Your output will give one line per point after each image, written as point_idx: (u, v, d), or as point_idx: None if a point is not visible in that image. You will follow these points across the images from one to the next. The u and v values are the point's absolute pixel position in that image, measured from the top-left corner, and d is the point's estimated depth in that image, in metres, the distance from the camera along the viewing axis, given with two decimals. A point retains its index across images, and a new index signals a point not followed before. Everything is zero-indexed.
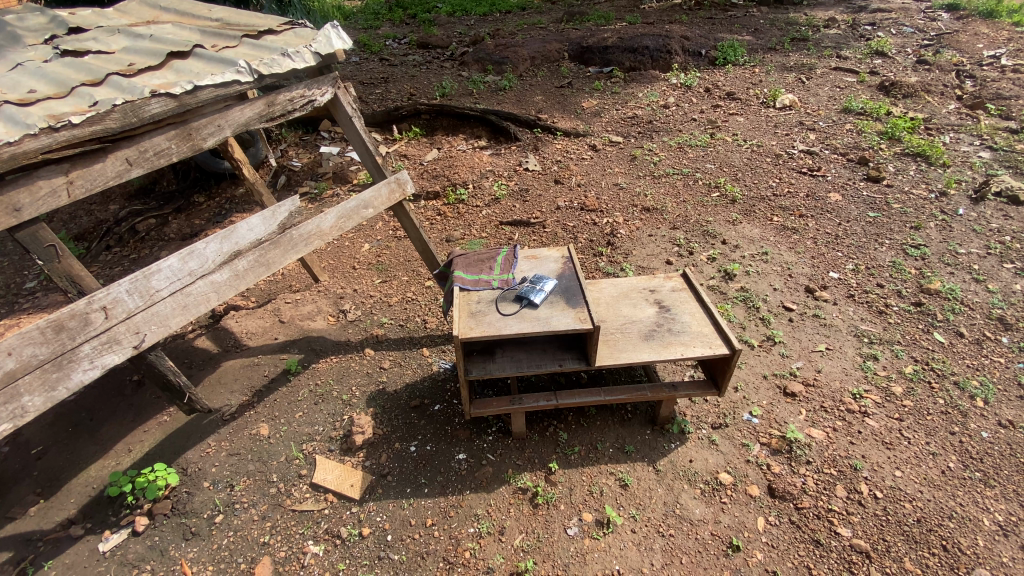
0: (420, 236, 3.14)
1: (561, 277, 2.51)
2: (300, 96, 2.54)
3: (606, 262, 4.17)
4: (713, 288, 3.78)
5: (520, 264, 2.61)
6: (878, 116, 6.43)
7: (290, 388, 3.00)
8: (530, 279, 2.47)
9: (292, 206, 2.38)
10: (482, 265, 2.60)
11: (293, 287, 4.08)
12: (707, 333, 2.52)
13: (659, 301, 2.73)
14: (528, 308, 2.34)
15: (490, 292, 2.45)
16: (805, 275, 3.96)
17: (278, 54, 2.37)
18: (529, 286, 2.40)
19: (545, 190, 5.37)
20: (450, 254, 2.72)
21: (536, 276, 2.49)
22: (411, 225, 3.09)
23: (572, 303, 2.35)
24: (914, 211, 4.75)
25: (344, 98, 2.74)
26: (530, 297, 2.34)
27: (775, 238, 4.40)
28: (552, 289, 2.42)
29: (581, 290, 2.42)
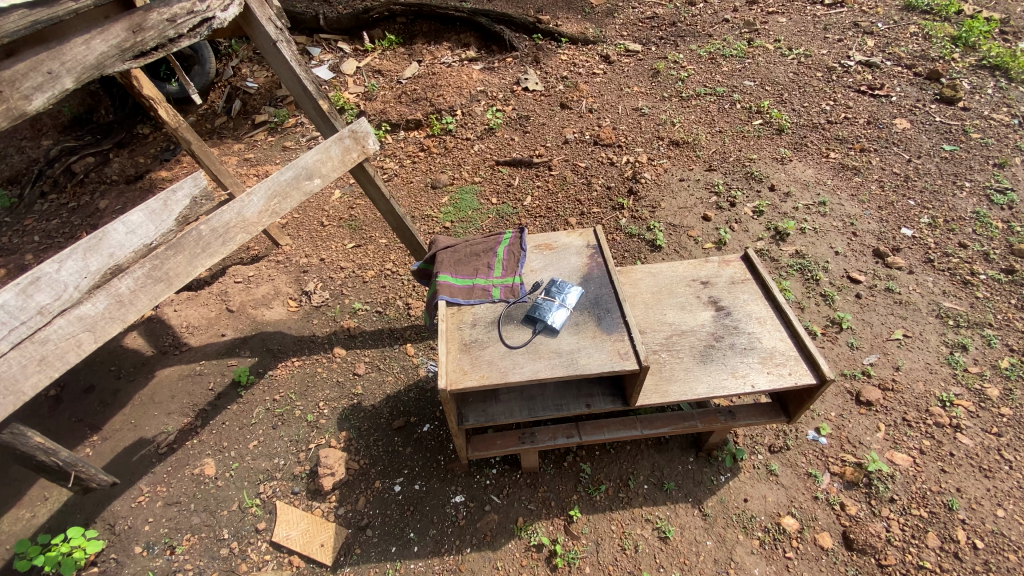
0: (393, 209, 2.33)
1: (588, 282, 1.80)
2: (186, 11, 1.65)
3: (628, 219, 3.41)
4: (763, 254, 3.09)
5: (529, 260, 1.88)
6: (949, 15, 5.28)
7: (241, 406, 2.41)
8: (546, 287, 1.77)
9: (192, 185, 1.64)
10: (477, 263, 1.87)
11: (248, 256, 3.34)
12: (784, 352, 1.88)
13: (715, 301, 2.05)
14: (545, 334, 1.65)
15: (489, 308, 1.74)
16: (872, 233, 3.26)
17: None
18: (544, 301, 1.70)
19: (550, 117, 4.41)
20: (432, 244, 1.97)
21: (553, 280, 1.78)
22: (380, 195, 2.28)
23: (606, 326, 1.66)
24: (997, 142, 3.90)
25: (263, 12, 1.83)
26: (547, 318, 1.64)
27: (831, 183, 3.62)
28: (577, 302, 1.72)
29: (618, 303, 1.73)
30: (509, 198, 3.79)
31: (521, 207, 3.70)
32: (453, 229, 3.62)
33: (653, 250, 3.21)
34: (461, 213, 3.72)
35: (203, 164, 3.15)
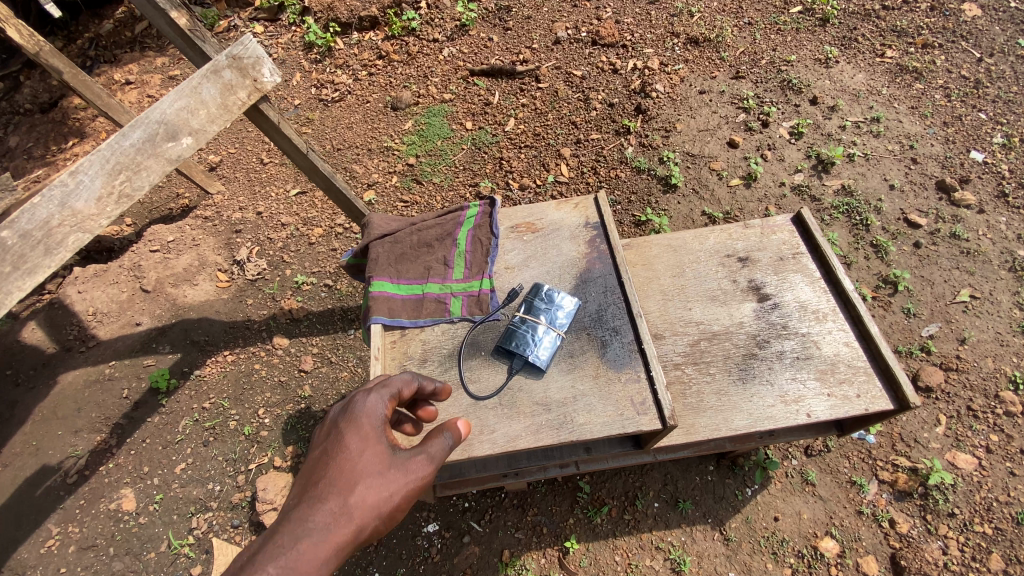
0: (314, 163, 1.66)
1: (585, 286, 1.28)
2: None
3: (636, 147, 2.74)
4: (801, 192, 2.51)
5: (503, 254, 1.35)
6: None
7: (164, 418, 1.99)
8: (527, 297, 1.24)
9: None
10: (430, 262, 1.33)
11: (178, 209, 2.73)
12: (849, 362, 1.40)
13: (757, 287, 1.52)
14: (525, 375, 1.15)
15: (447, 333, 1.23)
16: (934, 159, 2.66)
17: None
18: (523, 324, 1.18)
19: (536, 8, 3.50)
20: (366, 229, 1.40)
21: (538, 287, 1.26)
22: (294, 147, 1.60)
23: (613, 360, 1.15)
24: None
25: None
26: (525, 353, 1.14)
27: (887, 91, 2.92)
28: (570, 323, 1.20)
29: (630, 321, 1.21)
30: (487, 120, 3.03)
31: (503, 133, 2.96)
32: (419, 165, 2.95)
33: (666, 191, 2.57)
34: (428, 144, 3.01)
35: (91, 101, 2.48)
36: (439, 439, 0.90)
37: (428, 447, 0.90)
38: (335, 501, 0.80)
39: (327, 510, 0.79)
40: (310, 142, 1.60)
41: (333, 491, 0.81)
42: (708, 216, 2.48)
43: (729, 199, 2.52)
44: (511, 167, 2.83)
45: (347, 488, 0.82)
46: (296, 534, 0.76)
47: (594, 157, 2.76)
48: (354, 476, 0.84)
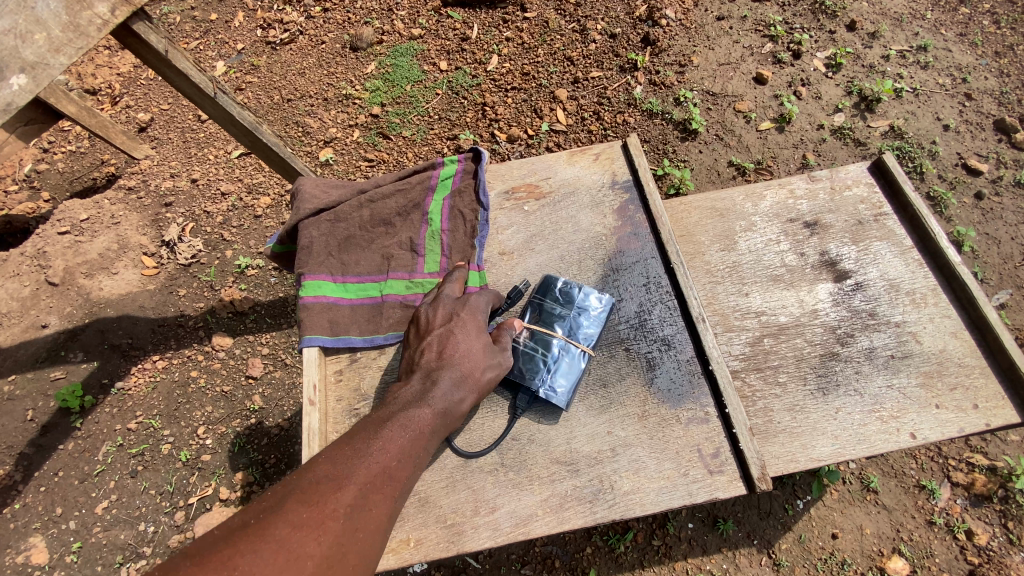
0: (227, 110, 1.26)
1: (609, 287, 1.06)
2: None
3: (645, 87, 2.29)
4: (843, 136, 2.11)
5: (489, 243, 1.12)
6: None
7: (80, 444, 1.61)
8: (541, 310, 1.02)
9: None
10: (387, 256, 1.10)
11: (101, 179, 2.19)
12: (960, 362, 1.06)
13: (834, 262, 1.15)
14: (538, 415, 0.96)
15: None
16: (992, 93, 2.27)
17: None
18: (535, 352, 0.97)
19: None
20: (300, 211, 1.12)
21: (557, 295, 1.02)
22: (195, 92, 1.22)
23: (648, 394, 0.96)
24: None
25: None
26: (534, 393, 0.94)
27: (935, 13, 2.47)
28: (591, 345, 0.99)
29: (665, 341, 1.01)
30: (464, 59, 2.54)
31: (484, 74, 2.48)
32: (386, 116, 2.46)
33: (683, 138, 2.16)
34: (395, 89, 2.52)
35: None
36: (512, 334, 0.97)
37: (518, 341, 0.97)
38: (466, 371, 0.88)
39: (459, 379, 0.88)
40: (214, 79, 1.21)
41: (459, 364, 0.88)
42: (735, 167, 2.08)
43: (759, 146, 2.12)
44: (497, 114, 2.36)
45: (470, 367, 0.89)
46: (438, 393, 0.85)
47: (596, 99, 2.31)
48: (475, 353, 0.91)
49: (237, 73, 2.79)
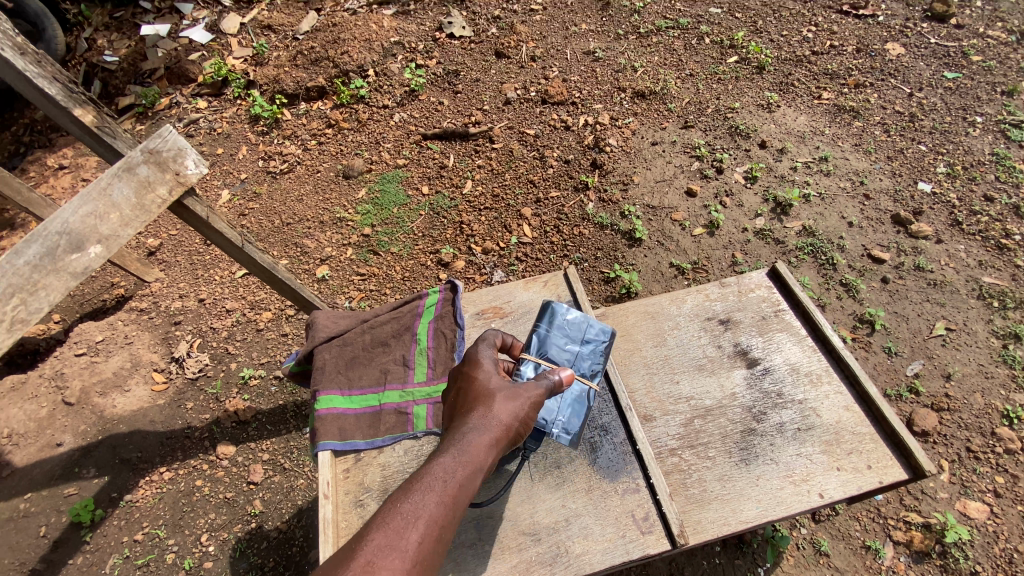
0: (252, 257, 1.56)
1: None
2: None
3: (597, 203, 2.71)
4: (765, 236, 2.50)
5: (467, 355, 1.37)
6: None
7: (88, 559, 1.70)
8: (556, 343, 1.18)
9: None
10: (385, 371, 1.34)
11: (112, 301, 2.40)
12: (854, 430, 1.29)
13: (744, 351, 1.43)
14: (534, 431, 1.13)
15: (401, 449, 1.23)
16: (887, 192, 2.69)
17: None
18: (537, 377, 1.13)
19: (484, 72, 3.53)
20: (312, 339, 1.39)
21: (572, 330, 1.20)
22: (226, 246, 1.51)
23: (597, 473, 1.18)
24: (999, 65, 3.52)
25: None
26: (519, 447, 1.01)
27: (830, 131, 2.99)
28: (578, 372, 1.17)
29: (606, 426, 1.24)
30: (443, 183, 2.96)
31: (460, 196, 2.88)
32: (375, 235, 2.82)
33: (631, 245, 2.55)
34: (384, 211, 2.90)
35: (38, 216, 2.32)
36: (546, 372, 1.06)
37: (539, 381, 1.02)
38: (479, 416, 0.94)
39: (479, 424, 0.94)
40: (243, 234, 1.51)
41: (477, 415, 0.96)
42: (676, 267, 2.46)
43: (695, 249, 2.51)
44: (472, 230, 2.73)
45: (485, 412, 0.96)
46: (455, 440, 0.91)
47: (556, 214, 2.71)
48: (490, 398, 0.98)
49: (241, 200, 3.17)
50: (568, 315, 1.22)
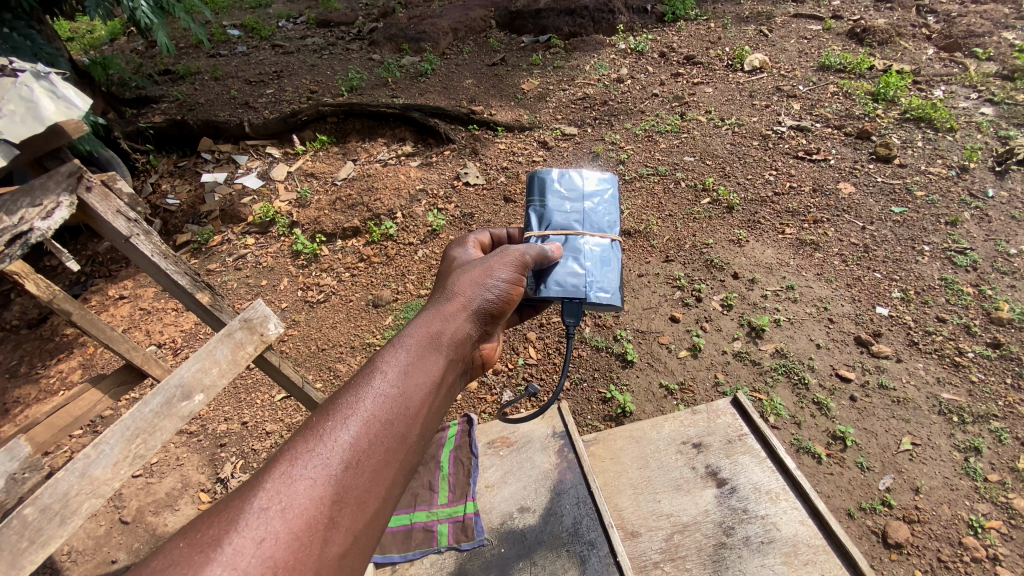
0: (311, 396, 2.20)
1: (558, 503, 1.58)
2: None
3: (594, 329, 3.10)
4: (742, 358, 2.85)
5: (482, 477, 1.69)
6: (862, 73, 5.44)
7: None
8: (551, 209, 1.74)
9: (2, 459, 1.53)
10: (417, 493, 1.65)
11: None
12: (809, 542, 1.52)
13: (714, 471, 1.70)
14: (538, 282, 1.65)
15: (428, 563, 1.49)
16: (848, 316, 3.06)
17: None
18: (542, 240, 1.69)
19: (494, 214, 4.15)
20: None
21: (562, 193, 1.78)
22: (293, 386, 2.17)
23: None
24: (942, 198, 3.97)
25: (114, 205, 1.67)
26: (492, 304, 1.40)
27: (794, 262, 3.44)
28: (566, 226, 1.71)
29: (595, 540, 1.48)
30: None
31: None
32: None
33: (624, 366, 2.90)
34: None
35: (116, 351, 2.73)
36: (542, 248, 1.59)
37: (508, 263, 1.45)
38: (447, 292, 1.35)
39: (453, 300, 1.33)
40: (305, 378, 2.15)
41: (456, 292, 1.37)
42: (665, 387, 2.79)
43: (680, 370, 2.85)
44: None
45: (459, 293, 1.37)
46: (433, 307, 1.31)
47: (557, 338, 3.11)
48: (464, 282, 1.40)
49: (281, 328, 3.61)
50: (559, 183, 1.79)
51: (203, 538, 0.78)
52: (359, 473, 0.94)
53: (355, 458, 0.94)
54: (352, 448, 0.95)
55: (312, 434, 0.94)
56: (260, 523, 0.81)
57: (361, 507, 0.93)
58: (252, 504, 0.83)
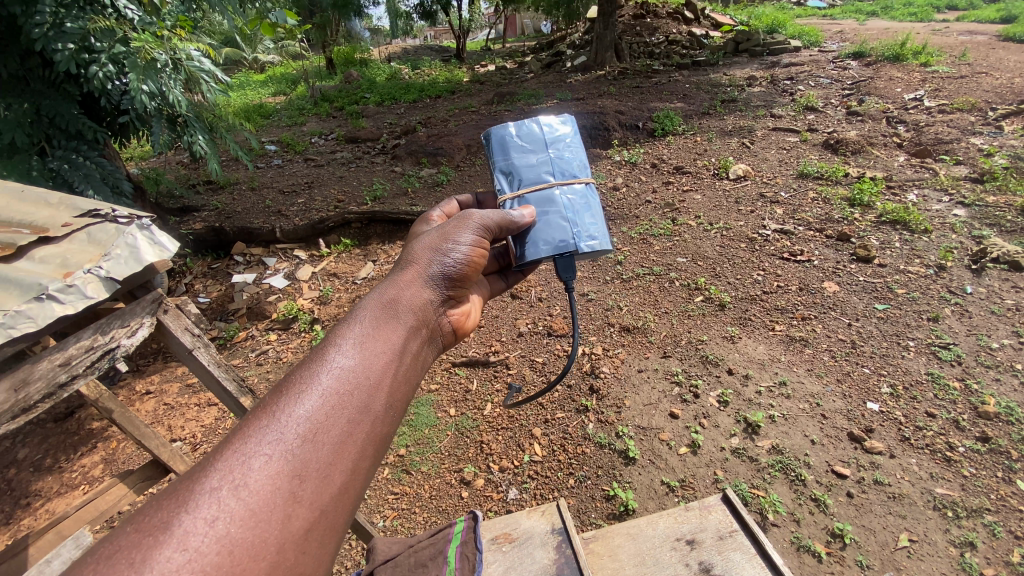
0: None
1: None
2: (92, 348, 2.07)
3: (596, 424, 3.26)
4: (741, 454, 2.96)
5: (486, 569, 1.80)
6: (838, 178, 5.90)
7: None
8: (517, 160, 2.03)
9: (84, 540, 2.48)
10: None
11: None
12: None
13: (707, 568, 1.79)
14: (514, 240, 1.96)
15: None
16: (840, 412, 3.19)
17: (32, 303, 1.62)
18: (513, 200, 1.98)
19: (501, 310, 4.44)
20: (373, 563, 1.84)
21: (523, 139, 2.04)
22: None
23: None
24: (922, 295, 4.09)
25: (185, 327, 2.45)
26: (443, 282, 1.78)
27: (786, 358, 3.61)
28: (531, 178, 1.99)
29: None
30: (467, 406, 3.60)
31: (482, 418, 3.50)
32: (409, 454, 3.35)
33: (626, 462, 3.01)
34: (417, 432, 3.49)
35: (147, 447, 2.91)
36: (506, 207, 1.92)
37: (461, 235, 1.81)
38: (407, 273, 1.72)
39: (406, 287, 1.66)
40: None
41: (412, 277, 1.71)
42: (666, 484, 2.87)
43: (681, 467, 2.95)
44: (491, 448, 3.27)
45: (417, 274, 1.71)
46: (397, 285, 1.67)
47: (562, 433, 3.25)
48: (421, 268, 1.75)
49: None
50: (520, 131, 2.05)
51: (149, 525, 0.94)
52: (312, 444, 1.16)
53: (305, 433, 1.16)
54: (305, 421, 1.18)
55: (264, 416, 1.16)
56: (219, 501, 1.00)
57: (317, 471, 1.15)
58: (206, 485, 1.01)
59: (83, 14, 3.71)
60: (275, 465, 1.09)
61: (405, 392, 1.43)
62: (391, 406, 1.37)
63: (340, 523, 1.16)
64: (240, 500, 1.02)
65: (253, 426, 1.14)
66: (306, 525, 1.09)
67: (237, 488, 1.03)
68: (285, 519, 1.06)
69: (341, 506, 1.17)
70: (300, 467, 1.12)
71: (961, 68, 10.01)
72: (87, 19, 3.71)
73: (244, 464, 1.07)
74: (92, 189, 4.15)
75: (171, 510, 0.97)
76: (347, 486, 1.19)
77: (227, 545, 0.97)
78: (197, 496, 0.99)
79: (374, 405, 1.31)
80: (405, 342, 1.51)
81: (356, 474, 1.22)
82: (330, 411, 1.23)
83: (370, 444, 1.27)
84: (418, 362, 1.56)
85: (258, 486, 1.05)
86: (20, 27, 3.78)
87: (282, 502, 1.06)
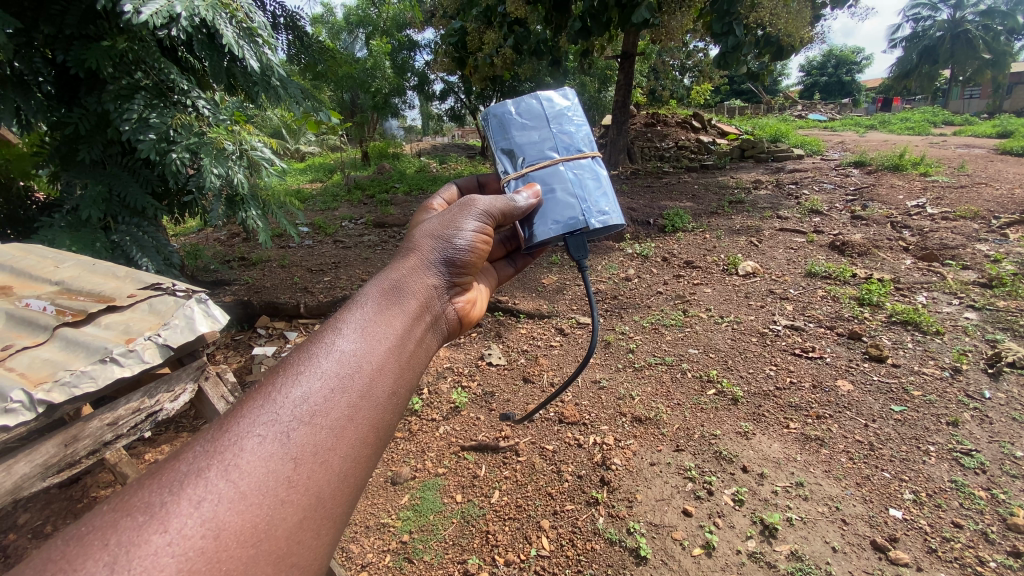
0: None
1: None
2: (137, 408, 2.61)
3: (607, 518, 3.18)
4: (757, 558, 2.84)
5: None
6: (846, 278, 6.05)
7: None
8: (518, 139, 2.39)
9: None
10: None
11: None
12: None
13: None
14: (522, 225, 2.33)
15: None
16: (861, 517, 3.07)
17: (94, 364, 1.83)
18: (516, 182, 2.34)
19: (512, 393, 4.48)
20: None
21: (521, 118, 2.40)
22: None
23: None
24: (939, 398, 4.04)
25: (219, 393, 3.06)
26: (442, 263, 2.12)
27: (801, 457, 3.53)
28: (531, 157, 2.35)
29: None
30: (474, 493, 3.55)
31: (488, 505, 3.44)
32: (411, 541, 3.27)
33: (637, 562, 2.90)
34: (422, 518, 3.42)
35: None
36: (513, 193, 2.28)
37: (466, 220, 2.17)
38: (405, 260, 2.05)
39: (400, 281, 1.93)
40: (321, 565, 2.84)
41: (409, 269, 2.02)
42: None
43: (695, 568, 2.83)
44: (497, 540, 3.18)
45: (418, 263, 2.05)
46: (398, 270, 1.99)
47: (570, 527, 3.17)
48: (418, 261, 2.06)
49: None
50: (517, 110, 2.40)
51: (128, 506, 1.11)
52: (307, 427, 1.38)
53: (303, 414, 1.40)
54: (296, 408, 1.40)
55: (267, 398, 1.40)
56: (209, 486, 1.18)
57: (313, 456, 1.36)
58: (197, 469, 1.20)
59: (167, 112, 4.29)
60: (264, 451, 1.29)
61: (402, 377, 1.68)
62: (388, 393, 1.60)
63: (326, 503, 1.35)
64: (229, 483, 1.20)
65: (242, 418, 1.34)
66: (299, 505, 1.28)
67: (228, 472, 1.21)
68: (276, 502, 1.24)
69: (328, 487, 1.36)
70: (288, 451, 1.32)
71: (960, 178, 10.52)
72: (169, 116, 4.28)
73: (235, 452, 1.26)
74: (147, 260, 4.51)
75: (160, 496, 1.14)
76: (335, 468, 1.39)
77: (217, 523, 1.14)
78: (186, 483, 1.17)
79: (371, 393, 1.55)
80: (400, 332, 1.76)
81: (343, 458, 1.42)
82: (316, 400, 1.44)
83: (367, 432, 1.50)
84: (416, 348, 1.82)
85: (249, 469, 1.24)
86: (110, 121, 4.37)
87: (275, 482, 1.26)
